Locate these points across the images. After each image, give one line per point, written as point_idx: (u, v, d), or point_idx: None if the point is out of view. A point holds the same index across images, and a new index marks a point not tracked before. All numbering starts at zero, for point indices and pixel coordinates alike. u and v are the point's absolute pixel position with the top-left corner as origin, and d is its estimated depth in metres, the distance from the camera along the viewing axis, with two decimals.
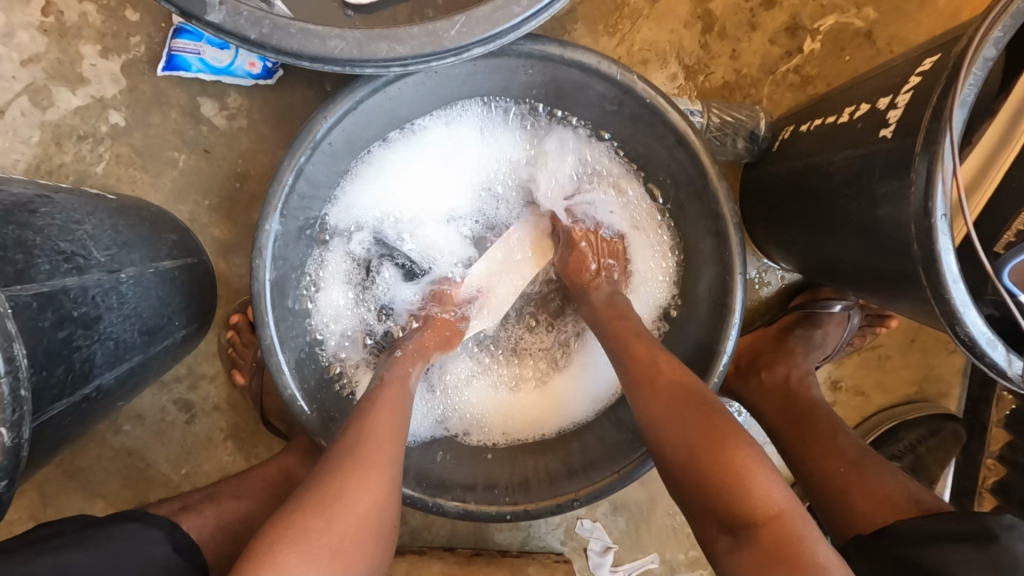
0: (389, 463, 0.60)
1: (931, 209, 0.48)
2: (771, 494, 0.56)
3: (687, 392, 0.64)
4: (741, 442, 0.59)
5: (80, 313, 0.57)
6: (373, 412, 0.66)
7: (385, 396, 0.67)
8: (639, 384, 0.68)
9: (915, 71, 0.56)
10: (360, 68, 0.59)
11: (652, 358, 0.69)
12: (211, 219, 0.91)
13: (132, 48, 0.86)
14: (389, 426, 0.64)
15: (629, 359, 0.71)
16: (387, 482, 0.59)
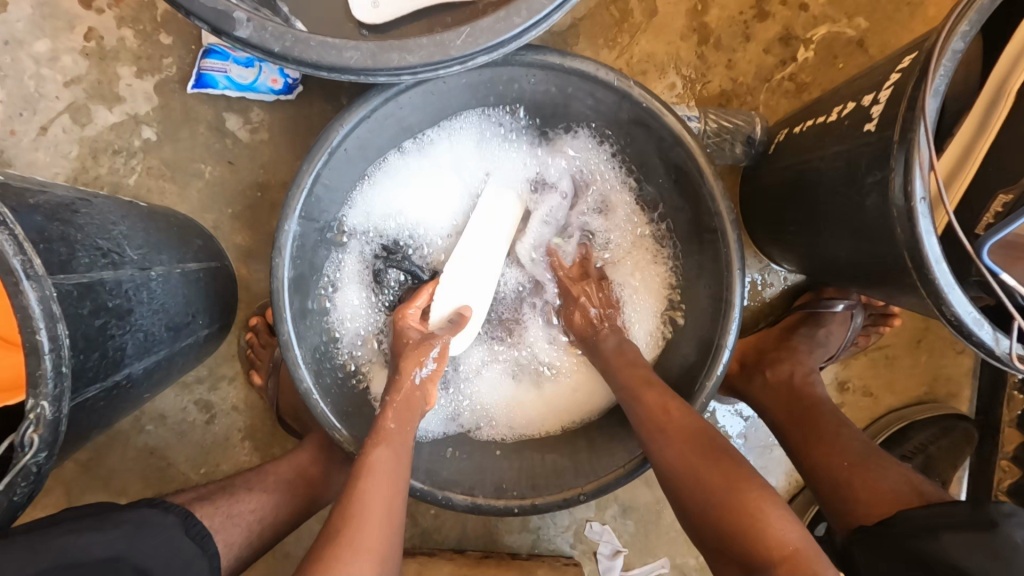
0: (394, 510, 0.65)
1: (910, 193, 0.50)
2: (789, 535, 0.59)
3: (700, 437, 0.69)
4: (754, 486, 0.63)
5: (114, 304, 0.61)
6: (375, 453, 0.69)
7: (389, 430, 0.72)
8: (652, 432, 0.71)
9: (895, 69, 0.59)
10: (373, 77, 0.64)
11: (667, 406, 0.72)
12: (233, 227, 0.96)
13: (165, 69, 0.93)
14: (391, 468, 0.68)
15: (641, 403, 0.74)
16: (391, 528, 0.64)
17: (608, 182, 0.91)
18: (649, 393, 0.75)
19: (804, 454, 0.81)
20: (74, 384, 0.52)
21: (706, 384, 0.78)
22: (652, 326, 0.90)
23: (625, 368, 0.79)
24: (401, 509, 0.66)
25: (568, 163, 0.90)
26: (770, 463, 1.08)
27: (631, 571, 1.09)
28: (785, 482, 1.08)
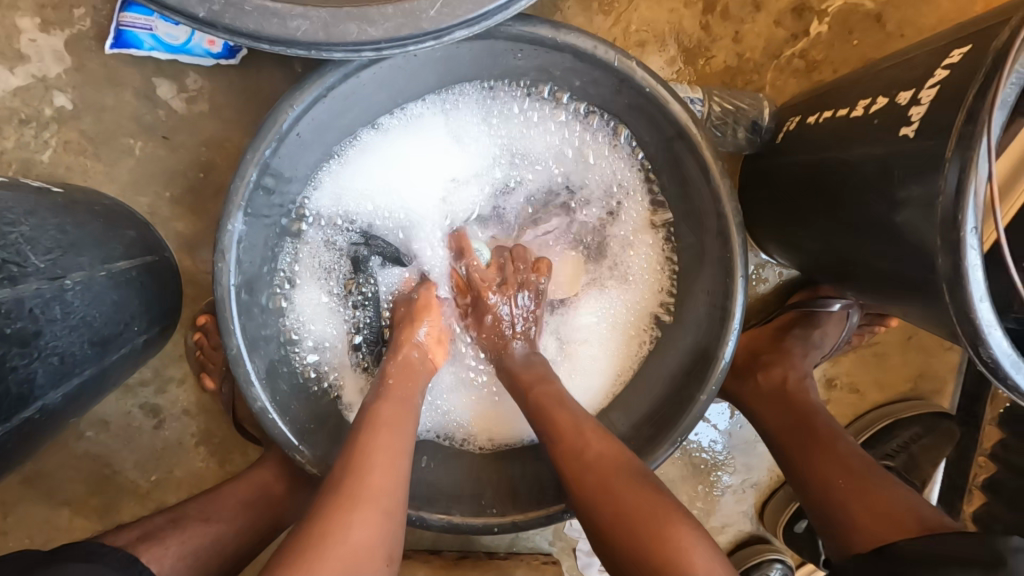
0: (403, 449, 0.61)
1: (961, 221, 0.45)
2: (712, 571, 0.55)
3: (620, 467, 0.62)
4: (674, 517, 0.58)
5: (13, 330, 0.51)
6: (382, 407, 0.64)
7: (399, 381, 0.69)
8: (570, 454, 0.64)
9: (941, 64, 0.52)
10: (327, 53, 0.53)
11: (582, 442, 0.64)
12: (173, 213, 0.84)
13: (77, 22, 0.77)
14: (390, 412, 0.64)
15: (551, 432, 0.66)
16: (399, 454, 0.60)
17: (610, 183, 0.81)
18: (570, 417, 0.67)
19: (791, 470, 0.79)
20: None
21: (698, 399, 0.71)
22: (640, 328, 0.83)
23: (550, 413, 0.68)
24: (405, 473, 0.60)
25: (560, 155, 0.81)
26: (753, 459, 1.06)
27: None
28: (768, 478, 1.06)
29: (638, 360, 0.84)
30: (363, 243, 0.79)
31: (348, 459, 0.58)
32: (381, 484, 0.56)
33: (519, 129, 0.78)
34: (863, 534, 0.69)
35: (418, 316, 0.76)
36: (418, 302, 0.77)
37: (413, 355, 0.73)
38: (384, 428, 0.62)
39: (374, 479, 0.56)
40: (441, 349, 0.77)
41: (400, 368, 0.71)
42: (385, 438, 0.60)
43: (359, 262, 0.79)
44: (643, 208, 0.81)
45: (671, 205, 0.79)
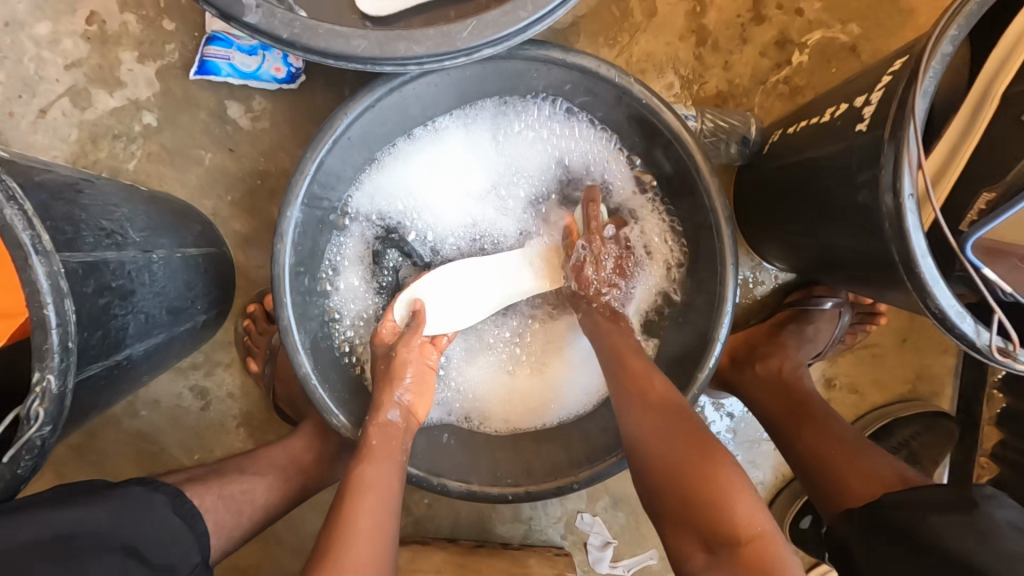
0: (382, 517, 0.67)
1: (899, 189, 0.53)
2: (753, 517, 0.58)
3: (677, 414, 0.68)
4: (723, 464, 0.62)
5: (118, 284, 0.62)
6: (368, 470, 0.70)
7: (382, 442, 0.73)
8: (629, 398, 0.71)
9: (887, 72, 0.62)
10: (379, 66, 0.65)
11: (649, 383, 0.72)
12: (233, 214, 0.97)
13: (167, 55, 0.92)
14: (377, 474, 0.70)
15: (623, 374, 0.74)
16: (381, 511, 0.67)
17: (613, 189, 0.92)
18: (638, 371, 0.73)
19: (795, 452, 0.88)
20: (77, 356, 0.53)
21: (698, 374, 0.79)
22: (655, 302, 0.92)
23: (621, 361, 0.76)
24: (390, 528, 0.68)
25: (566, 163, 0.92)
26: (759, 457, 1.10)
27: (620, 562, 1.10)
28: (773, 476, 1.10)
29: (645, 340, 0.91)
30: (389, 236, 0.90)
31: (335, 525, 0.65)
32: (362, 538, 0.64)
33: (530, 140, 0.90)
34: (855, 501, 0.78)
35: (397, 373, 0.79)
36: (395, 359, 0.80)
37: (393, 417, 0.76)
38: (371, 489, 0.68)
39: (357, 543, 0.63)
40: (423, 403, 0.81)
41: (382, 439, 0.74)
42: (369, 502, 0.67)
43: (384, 253, 0.90)
44: (643, 207, 0.91)
45: (669, 208, 0.89)
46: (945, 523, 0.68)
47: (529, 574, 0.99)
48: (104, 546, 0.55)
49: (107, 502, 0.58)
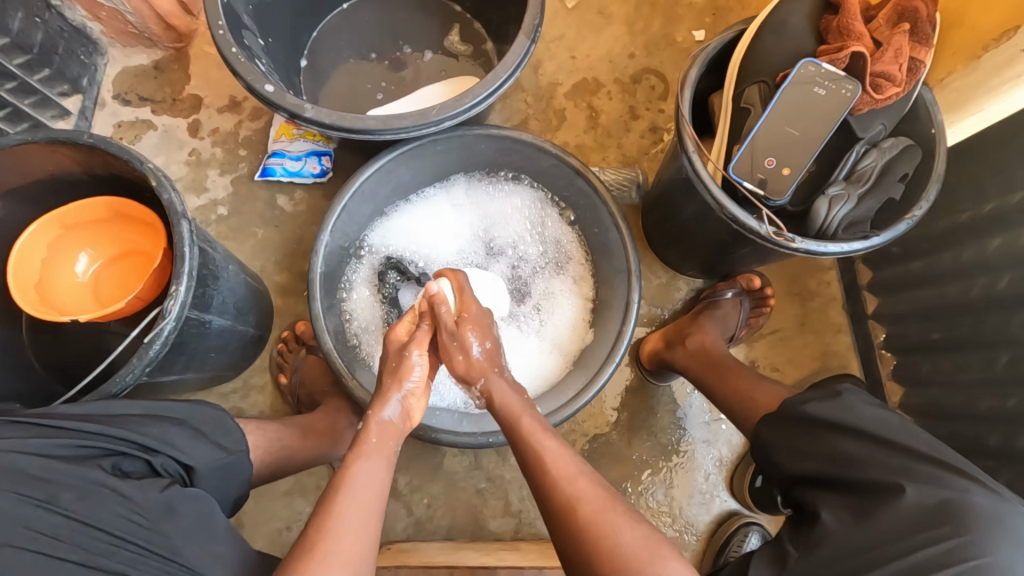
0: (374, 501, 0.76)
1: (687, 149, 0.89)
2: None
3: (610, 501, 0.73)
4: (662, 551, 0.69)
5: (212, 270, 0.93)
6: (359, 465, 0.79)
7: (377, 445, 0.83)
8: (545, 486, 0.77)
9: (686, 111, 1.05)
10: (383, 135, 1.06)
11: (576, 473, 0.76)
12: (275, 270, 1.31)
13: (239, 169, 1.36)
14: (372, 470, 0.79)
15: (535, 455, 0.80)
16: (360, 503, 0.75)
17: (557, 238, 1.30)
18: (558, 475, 0.76)
19: (726, 386, 1.03)
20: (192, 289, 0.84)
21: (623, 330, 1.09)
22: (577, 304, 1.27)
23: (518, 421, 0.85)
24: (376, 515, 0.76)
25: (523, 219, 1.30)
26: (713, 435, 1.28)
27: None
28: (729, 451, 1.27)
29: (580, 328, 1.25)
30: (391, 262, 1.25)
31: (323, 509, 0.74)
32: (342, 518, 0.73)
33: (494, 200, 1.30)
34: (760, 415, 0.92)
35: (399, 372, 0.91)
36: (399, 360, 0.93)
37: (388, 416, 0.88)
38: (357, 484, 0.77)
39: (335, 526, 0.72)
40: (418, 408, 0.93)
41: (381, 438, 0.85)
42: (357, 493, 0.75)
43: (387, 274, 1.24)
44: (577, 251, 1.29)
45: (590, 231, 1.23)
46: (817, 405, 0.79)
47: (520, 549, 1.12)
48: (180, 424, 0.80)
49: (184, 401, 0.84)
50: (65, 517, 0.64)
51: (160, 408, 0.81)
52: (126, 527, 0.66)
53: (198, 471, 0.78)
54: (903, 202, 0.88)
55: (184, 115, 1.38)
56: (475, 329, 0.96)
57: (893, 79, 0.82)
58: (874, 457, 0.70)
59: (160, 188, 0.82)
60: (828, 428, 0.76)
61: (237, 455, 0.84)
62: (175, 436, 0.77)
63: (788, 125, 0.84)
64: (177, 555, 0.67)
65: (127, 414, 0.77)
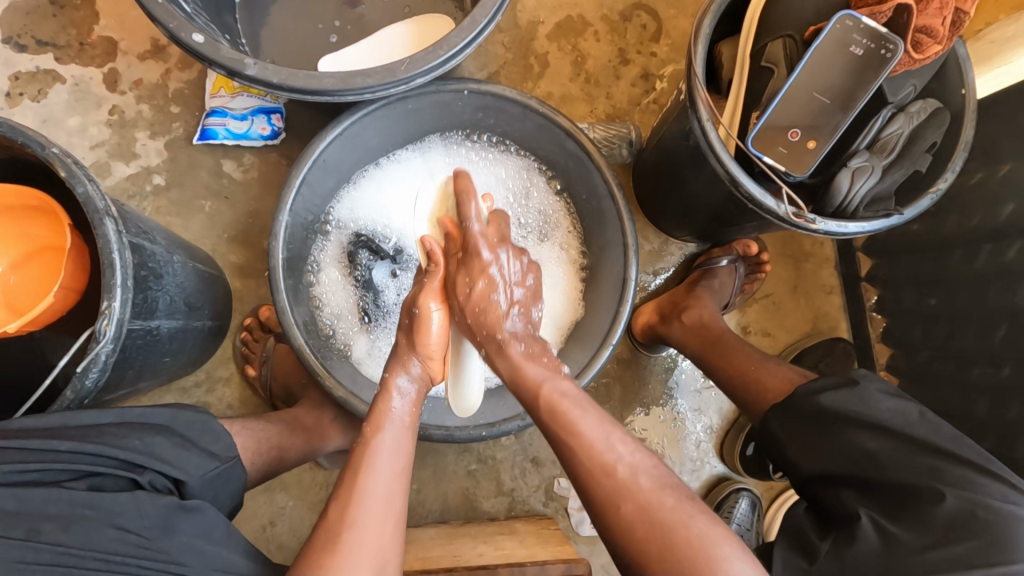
0: (397, 490, 0.73)
1: (700, 118, 0.77)
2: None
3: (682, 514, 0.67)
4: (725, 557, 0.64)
5: (151, 267, 0.80)
6: (377, 445, 0.76)
7: (396, 428, 0.79)
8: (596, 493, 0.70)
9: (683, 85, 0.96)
10: (343, 95, 0.90)
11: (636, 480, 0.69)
12: (229, 248, 1.17)
13: (173, 131, 1.17)
14: (400, 459, 0.76)
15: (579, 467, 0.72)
16: (380, 493, 0.72)
17: (543, 209, 1.19)
18: (617, 492, 0.69)
19: (728, 367, 1.00)
20: (131, 299, 0.71)
21: (621, 309, 1.01)
22: (569, 275, 1.19)
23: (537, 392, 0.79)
24: (397, 504, 0.72)
25: (507, 192, 1.19)
26: (703, 404, 1.27)
27: None
28: (719, 418, 1.26)
29: (574, 303, 1.17)
30: (360, 239, 1.12)
31: (343, 496, 0.71)
32: (366, 508, 0.70)
33: (476, 168, 1.17)
34: (771, 401, 0.90)
35: (421, 330, 0.86)
36: (419, 318, 0.86)
37: (406, 382, 0.83)
38: (375, 471, 0.73)
39: (359, 519, 0.69)
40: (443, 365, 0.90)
41: (405, 406, 0.81)
42: (376, 483, 0.72)
43: (357, 253, 1.12)
44: (565, 221, 1.19)
45: (582, 197, 1.13)
46: (832, 396, 0.79)
47: (516, 532, 1.09)
48: (165, 432, 0.70)
49: (167, 406, 0.74)
50: (53, 551, 0.56)
51: (139, 416, 0.70)
52: (122, 552, 0.58)
53: (190, 484, 0.68)
54: (933, 172, 0.81)
55: (97, 63, 1.16)
56: (507, 248, 0.87)
57: (935, 35, 0.72)
58: (902, 460, 0.72)
59: (71, 180, 0.66)
60: (849, 423, 0.77)
61: (231, 463, 0.75)
62: (161, 448, 0.67)
63: (817, 91, 0.74)
64: (185, 572, 0.60)
65: (99, 424, 0.67)
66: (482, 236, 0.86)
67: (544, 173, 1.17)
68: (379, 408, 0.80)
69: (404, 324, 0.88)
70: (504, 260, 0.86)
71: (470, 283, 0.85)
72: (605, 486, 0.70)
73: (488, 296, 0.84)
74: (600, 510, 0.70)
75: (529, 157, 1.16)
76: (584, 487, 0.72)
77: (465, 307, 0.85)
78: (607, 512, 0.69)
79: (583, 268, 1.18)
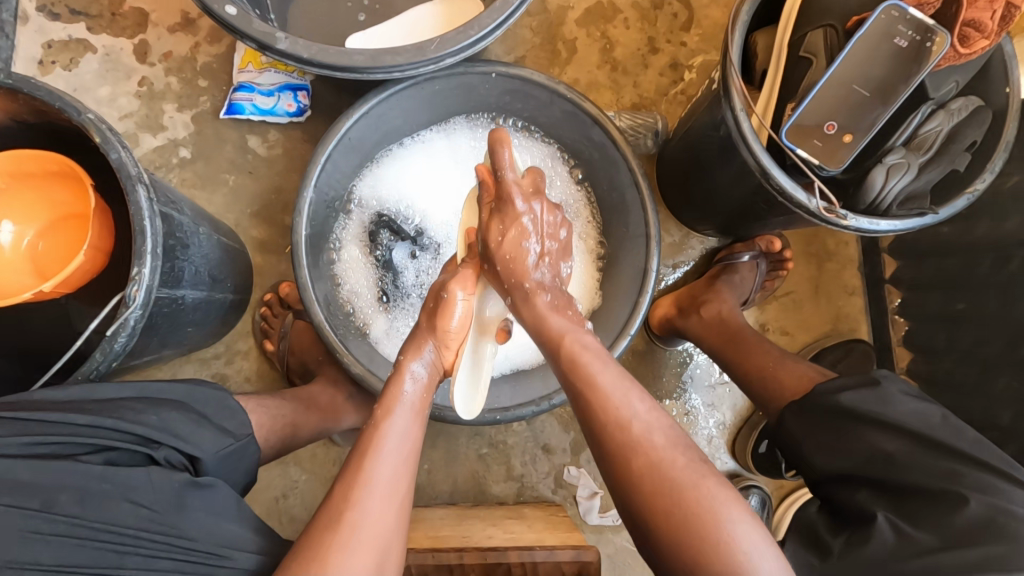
0: (402, 475, 0.72)
1: (733, 108, 0.76)
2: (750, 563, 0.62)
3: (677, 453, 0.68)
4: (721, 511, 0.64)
5: (179, 237, 0.81)
6: (385, 430, 0.75)
7: (406, 414, 0.78)
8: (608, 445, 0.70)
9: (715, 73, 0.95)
10: (371, 72, 0.90)
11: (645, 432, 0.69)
12: (251, 224, 1.18)
13: (200, 104, 1.17)
14: (408, 446, 0.75)
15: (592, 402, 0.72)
16: (385, 478, 0.70)
17: (564, 197, 1.18)
18: (631, 447, 0.68)
19: (744, 362, 1.00)
20: (159, 266, 0.72)
21: (641, 300, 1.01)
22: (589, 264, 1.18)
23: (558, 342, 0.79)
24: (400, 488, 0.71)
25: None
26: (716, 400, 1.26)
27: (608, 512, 1.20)
28: (733, 416, 1.26)
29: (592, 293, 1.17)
30: (381, 220, 1.13)
31: (349, 477, 0.70)
32: (371, 492, 0.68)
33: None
34: (788, 397, 0.89)
35: (444, 312, 0.85)
36: (445, 301, 0.85)
37: (422, 372, 0.82)
38: (382, 454, 0.72)
39: (363, 500, 0.68)
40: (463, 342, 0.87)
41: (414, 394, 0.80)
42: (383, 466, 0.71)
43: (378, 233, 1.12)
44: (585, 210, 1.18)
45: (605, 185, 1.12)
46: (849, 396, 0.79)
47: (525, 517, 1.09)
48: (184, 407, 0.71)
49: (183, 382, 0.75)
50: (68, 523, 0.56)
51: (157, 391, 0.71)
52: (136, 524, 0.59)
53: (204, 461, 0.68)
54: (971, 171, 0.79)
55: (128, 34, 1.17)
56: (542, 202, 0.87)
57: (983, 29, 0.70)
58: (918, 462, 0.71)
59: (105, 146, 0.67)
60: (867, 423, 0.76)
61: (245, 441, 0.75)
62: (177, 423, 0.67)
63: (857, 83, 0.72)
64: (195, 547, 0.60)
65: (118, 398, 0.67)
66: (516, 186, 0.84)
67: (566, 160, 1.16)
68: (389, 392, 0.80)
69: (427, 307, 0.88)
70: (537, 211, 0.86)
71: (503, 231, 0.84)
72: (614, 431, 0.70)
73: (519, 243, 0.84)
74: (608, 456, 0.69)
75: (552, 143, 1.15)
76: (591, 427, 0.72)
77: (496, 252, 0.85)
78: (611, 452, 0.69)
79: (603, 258, 1.17)
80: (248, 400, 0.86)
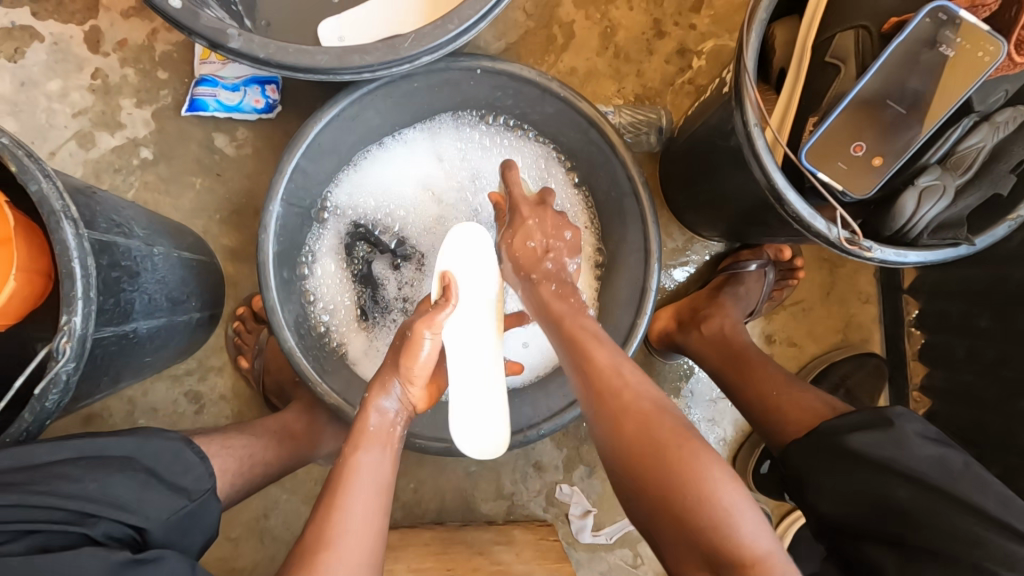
0: (376, 510, 0.67)
1: (747, 122, 0.65)
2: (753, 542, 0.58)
3: (668, 410, 0.67)
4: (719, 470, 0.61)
5: (124, 266, 0.73)
6: (357, 463, 0.70)
7: (377, 442, 0.73)
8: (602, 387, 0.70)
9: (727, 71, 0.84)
10: (339, 74, 0.80)
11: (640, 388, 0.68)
12: (221, 231, 1.09)
13: (161, 99, 1.07)
14: (380, 479, 0.70)
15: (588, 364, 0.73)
16: (355, 514, 0.65)
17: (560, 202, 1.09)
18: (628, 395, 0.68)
19: (747, 387, 0.93)
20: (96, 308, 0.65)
21: (638, 321, 0.93)
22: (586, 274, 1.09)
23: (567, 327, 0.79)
24: (374, 519, 0.66)
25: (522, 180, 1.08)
26: (717, 415, 1.20)
27: (602, 530, 1.16)
28: (734, 431, 1.19)
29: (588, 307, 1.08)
30: (359, 229, 1.04)
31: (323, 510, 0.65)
32: (346, 530, 0.64)
33: (489, 154, 1.06)
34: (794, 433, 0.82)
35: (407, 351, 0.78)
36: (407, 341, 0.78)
37: (390, 406, 0.76)
38: (355, 486, 0.67)
39: (337, 539, 0.63)
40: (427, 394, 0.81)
41: (380, 427, 0.74)
42: (356, 503, 0.66)
43: (355, 245, 1.04)
44: (582, 215, 1.08)
45: (603, 190, 1.02)
46: (864, 437, 0.72)
47: (514, 541, 1.05)
48: (130, 466, 0.65)
49: (135, 432, 0.68)
50: None
51: (100, 447, 0.65)
52: None
53: (152, 530, 0.62)
54: (1014, 198, 0.68)
55: (77, 20, 1.06)
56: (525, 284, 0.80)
57: None
58: (938, 518, 0.65)
59: (23, 176, 0.58)
60: (883, 469, 0.70)
61: (204, 498, 0.69)
62: (121, 490, 0.61)
63: (890, 98, 0.62)
64: None
65: (55, 461, 0.62)
66: None
67: (561, 162, 1.06)
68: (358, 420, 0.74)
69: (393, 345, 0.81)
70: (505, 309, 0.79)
71: None
72: (614, 410, 0.68)
73: None
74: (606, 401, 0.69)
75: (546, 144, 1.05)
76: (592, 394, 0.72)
77: None
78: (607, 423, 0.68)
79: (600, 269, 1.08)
80: (212, 438, 0.80)
